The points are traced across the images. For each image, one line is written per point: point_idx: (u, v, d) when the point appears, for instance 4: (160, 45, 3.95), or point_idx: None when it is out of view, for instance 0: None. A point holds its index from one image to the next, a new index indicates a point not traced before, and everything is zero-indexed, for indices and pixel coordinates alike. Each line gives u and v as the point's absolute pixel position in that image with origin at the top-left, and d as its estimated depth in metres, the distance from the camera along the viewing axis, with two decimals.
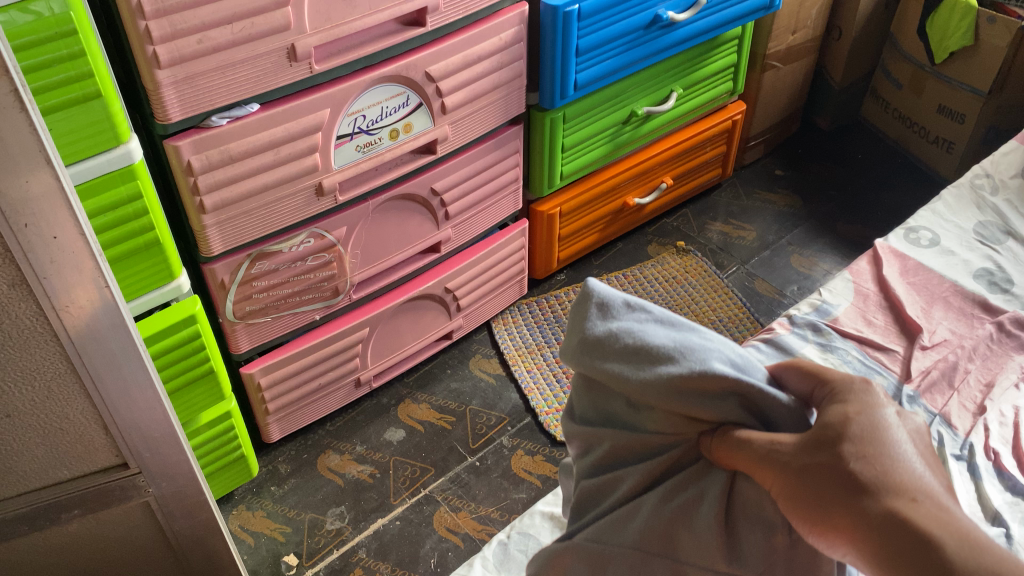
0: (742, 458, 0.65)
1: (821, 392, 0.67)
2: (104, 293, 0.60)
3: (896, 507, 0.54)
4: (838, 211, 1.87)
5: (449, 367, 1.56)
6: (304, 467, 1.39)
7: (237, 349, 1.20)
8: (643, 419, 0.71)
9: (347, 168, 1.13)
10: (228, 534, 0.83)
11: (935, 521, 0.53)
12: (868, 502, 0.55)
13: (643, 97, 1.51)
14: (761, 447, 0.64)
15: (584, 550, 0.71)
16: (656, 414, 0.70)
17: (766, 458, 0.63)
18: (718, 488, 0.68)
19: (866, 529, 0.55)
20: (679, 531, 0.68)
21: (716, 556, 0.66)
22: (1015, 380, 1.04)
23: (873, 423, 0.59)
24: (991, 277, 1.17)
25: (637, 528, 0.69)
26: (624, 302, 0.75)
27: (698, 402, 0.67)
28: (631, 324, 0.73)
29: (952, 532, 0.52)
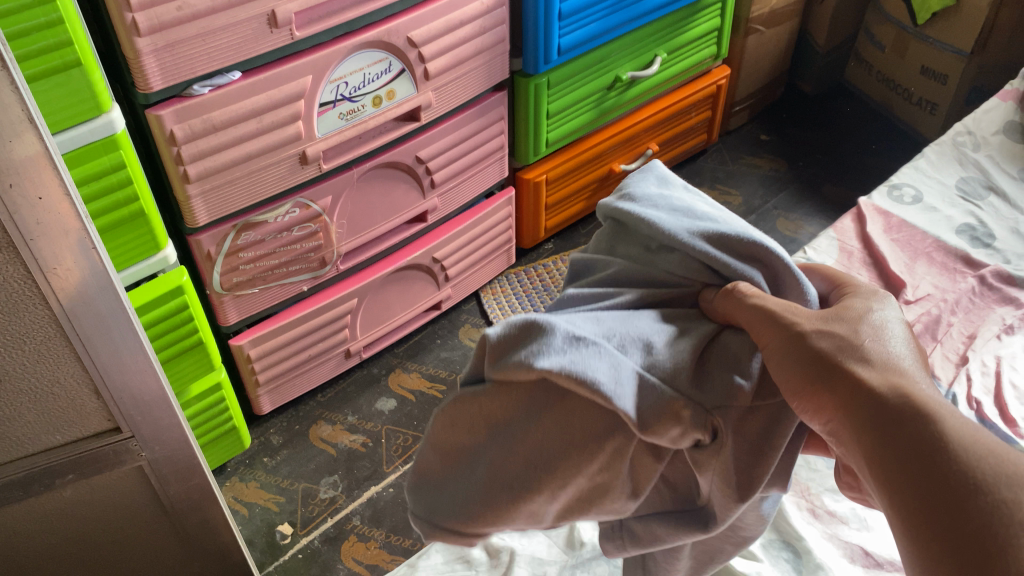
0: (746, 311, 0.61)
1: (840, 291, 0.66)
2: (92, 255, 0.59)
3: (898, 381, 0.52)
4: (823, 174, 1.88)
5: (439, 336, 1.56)
6: (296, 438, 1.39)
7: (225, 321, 1.20)
8: (659, 261, 0.69)
9: (331, 136, 1.13)
10: (221, 499, 0.84)
11: (934, 398, 0.51)
12: (868, 374, 0.53)
13: (627, 62, 1.51)
14: (774, 303, 0.60)
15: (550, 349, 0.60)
16: (675, 258, 0.68)
17: (775, 314, 0.60)
18: (703, 331, 0.64)
19: (862, 394, 0.52)
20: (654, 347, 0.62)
21: (684, 380, 0.60)
22: (997, 332, 1.06)
23: (887, 317, 0.58)
24: (973, 232, 1.19)
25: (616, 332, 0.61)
26: (680, 183, 0.75)
27: (721, 255, 0.65)
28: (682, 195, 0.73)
29: (949, 409, 0.50)
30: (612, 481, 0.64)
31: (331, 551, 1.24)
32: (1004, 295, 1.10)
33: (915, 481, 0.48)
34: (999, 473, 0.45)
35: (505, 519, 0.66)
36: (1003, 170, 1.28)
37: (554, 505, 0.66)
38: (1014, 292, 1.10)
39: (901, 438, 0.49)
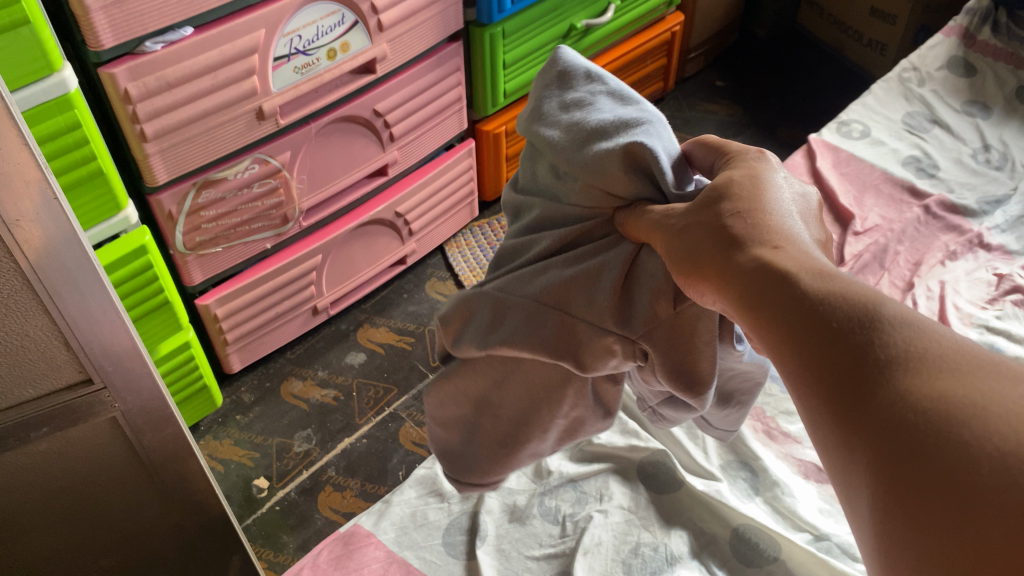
0: (644, 227, 0.61)
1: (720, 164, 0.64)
2: (54, 205, 0.58)
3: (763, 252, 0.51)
4: (778, 118, 1.91)
5: (406, 291, 1.58)
6: (268, 395, 1.41)
7: (190, 281, 1.21)
8: (567, 189, 0.67)
9: (286, 91, 1.13)
10: (198, 454, 0.85)
11: (796, 257, 0.49)
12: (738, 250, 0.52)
13: (582, 10, 1.51)
14: (655, 215, 0.60)
15: (491, 297, 0.68)
16: (578, 187, 0.66)
17: (659, 223, 0.59)
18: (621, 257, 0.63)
19: (734, 269, 0.51)
20: (576, 291, 0.64)
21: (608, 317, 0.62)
22: (941, 259, 1.11)
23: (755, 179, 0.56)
24: (918, 164, 1.23)
25: (541, 282, 0.66)
26: (585, 70, 0.69)
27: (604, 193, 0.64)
28: (586, 96, 0.67)
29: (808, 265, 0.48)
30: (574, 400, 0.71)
31: (308, 502, 1.26)
32: (949, 223, 1.15)
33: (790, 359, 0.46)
34: (862, 336, 0.43)
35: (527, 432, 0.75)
36: (947, 103, 1.32)
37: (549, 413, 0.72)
38: (957, 221, 1.15)
39: (774, 312, 0.47)
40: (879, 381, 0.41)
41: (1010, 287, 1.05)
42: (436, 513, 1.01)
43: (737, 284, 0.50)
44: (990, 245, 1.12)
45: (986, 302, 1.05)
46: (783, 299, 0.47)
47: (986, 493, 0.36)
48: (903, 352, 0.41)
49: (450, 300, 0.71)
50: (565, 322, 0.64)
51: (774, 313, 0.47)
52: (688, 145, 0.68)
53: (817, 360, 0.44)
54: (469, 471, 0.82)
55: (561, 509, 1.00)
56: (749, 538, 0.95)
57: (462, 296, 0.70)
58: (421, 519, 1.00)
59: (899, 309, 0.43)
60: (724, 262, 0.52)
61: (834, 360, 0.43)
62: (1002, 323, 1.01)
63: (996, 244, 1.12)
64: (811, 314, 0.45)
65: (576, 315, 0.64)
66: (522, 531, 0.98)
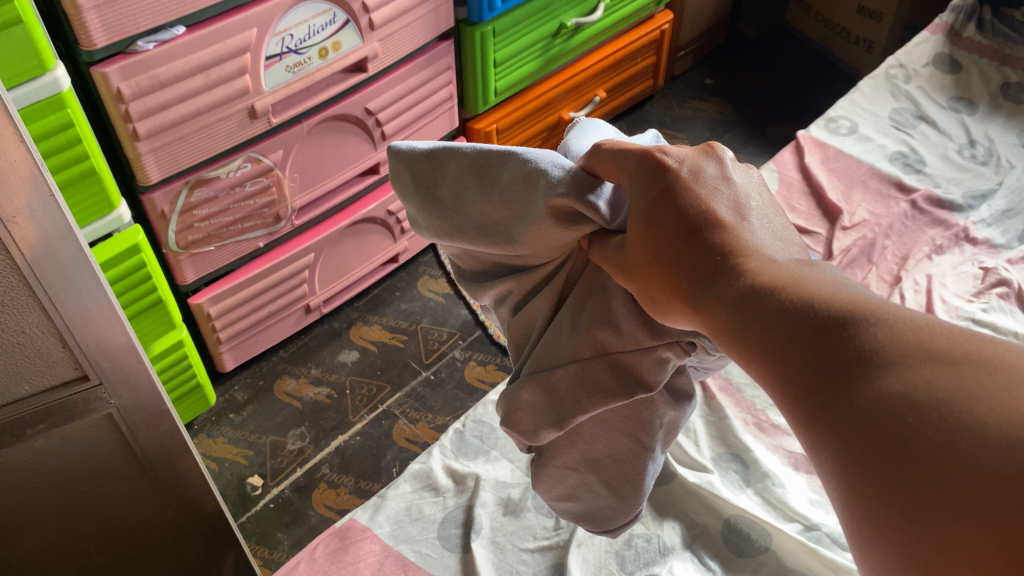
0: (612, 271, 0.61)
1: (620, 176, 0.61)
2: (51, 203, 0.59)
3: (721, 270, 0.51)
4: (766, 115, 1.92)
5: (398, 289, 1.58)
6: (261, 393, 1.41)
7: (183, 280, 1.21)
8: (527, 259, 0.69)
9: (278, 89, 1.14)
10: (194, 450, 0.85)
11: (751, 272, 0.50)
12: (700, 270, 0.53)
13: (572, 8, 1.52)
14: (616, 259, 0.60)
15: (535, 381, 0.69)
16: (536, 254, 0.68)
17: (624, 270, 0.59)
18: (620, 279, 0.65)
19: (703, 291, 0.52)
20: (597, 327, 0.66)
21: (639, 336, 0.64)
22: (928, 253, 1.12)
23: (674, 201, 0.55)
24: (905, 159, 1.25)
25: (568, 344, 0.67)
26: (434, 154, 0.68)
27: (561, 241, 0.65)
28: (456, 180, 0.67)
29: (764, 279, 0.49)
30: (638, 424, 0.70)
31: (302, 500, 1.27)
32: (935, 217, 1.17)
33: (767, 378, 0.47)
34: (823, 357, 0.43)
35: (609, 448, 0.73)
36: (933, 100, 1.33)
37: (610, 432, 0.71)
38: (943, 215, 1.17)
39: (742, 332, 0.48)
40: (838, 383, 0.42)
41: (995, 281, 1.07)
42: (431, 507, 1.01)
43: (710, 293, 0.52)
44: (976, 239, 1.14)
45: (972, 295, 1.07)
46: (749, 308, 0.48)
47: (939, 479, 0.37)
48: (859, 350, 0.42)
49: (502, 406, 0.73)
50: (613, 360, 0.66)
51: (740, 321, 0.48)
52: (584, 156, 0.64)
53: (783, 367, 0.45)
54: (609, 521, 0.80)
55: None
56: (740, 528, 0.96)
57: (509, 397, 0.71)
58: (416, 513, 1.01)
59: (853, 303, 0.44)
60: (694, 279, 0.53)
61: (799, 367, 0.44)
62: (988, 315, 1.02)
63: (981, 239, 1.14)
64: (774, 321, 0.46)
65: (618, 352, 0.65)
66: (517, 523, 0.99)
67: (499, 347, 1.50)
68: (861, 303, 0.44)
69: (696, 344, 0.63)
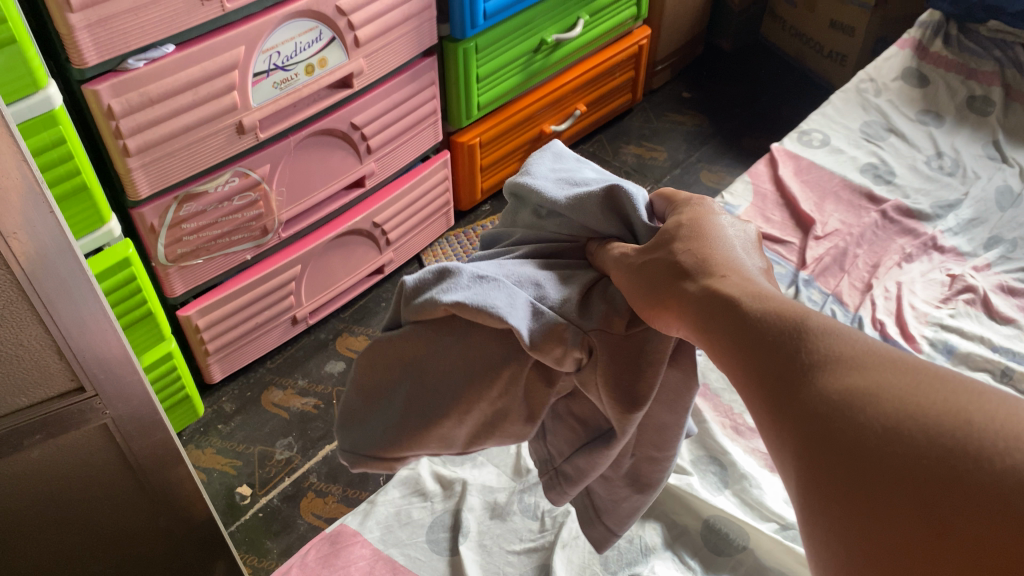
0: (606, 263, 0.67)
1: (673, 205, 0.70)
2: (49, 218, 0.61)
3: (710, 283, 0.56)
4: (742, 127, 1.96)
5: (384, 300, 1.61)
6: (249, 404, 1.43)
7: (172, 292, 1.23)
8: (547, 225, 0.74)
9: (265, 105, 1.16)
10: (186, 460, 0.87)
11: (737, 287, 0.54)
12: (687, 281, 0.58)
13: (552, 24, 1.55)
14: (616, 253, 0.66)
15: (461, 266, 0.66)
16: (560, 222, 0.73)
17: (616, 262, 0.65)
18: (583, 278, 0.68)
19: (688, 300, 0.56)
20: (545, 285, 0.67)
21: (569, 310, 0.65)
22: (898, 261, 1.16)
23: (700, 222, 0.63)
24: (876, 170, 1.29)
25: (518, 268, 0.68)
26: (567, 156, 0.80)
27: (581, 214, 0.71)
28: (566, 169, 0.78)
29: (748, 293, 0.53)
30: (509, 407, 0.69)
31: (291, 508, 1.29)
32: (905, 226, 1.21)
33: (737, 370, 0.50)
34: (795, 355, 0.47)
35: (418, 441, 0.71)
36: (902, 113, 1.37)
37: (462, 428, 0.71)
38: (913, 225, 1.21)
39: (722, 332, 0.52)
40: (803, 377, 0.45)
41: (962, 287, 1.11)
42: (419, 511, 1.04)
43: (694, 304, 0.56)
44: (943, 247, 1.18)
45: (940, 302, 1.11)
46: (727, 313, 0.52)
47: (884, 463, 0.40)
48: (822, 351, 0.46)
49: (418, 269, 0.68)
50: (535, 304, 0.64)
51: (722, 325, 0.52)
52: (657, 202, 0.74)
53: (748, 362, 0.49)
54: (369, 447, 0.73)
55: (540, 505, 1.03)
56: (719, 528, 0.99)
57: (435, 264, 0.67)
58: (405, 518, 1.03)
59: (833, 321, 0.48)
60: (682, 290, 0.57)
61: (773, 360, 0.47)
62: (955, 321, 1.07)
63: (949, 247, 1.18)
64: (748, 323, 0.50)
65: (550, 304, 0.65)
66: (503, 527, 1.01)
67: None
68: (840, 323, 0.48)
69: (592, 355, 0.64)
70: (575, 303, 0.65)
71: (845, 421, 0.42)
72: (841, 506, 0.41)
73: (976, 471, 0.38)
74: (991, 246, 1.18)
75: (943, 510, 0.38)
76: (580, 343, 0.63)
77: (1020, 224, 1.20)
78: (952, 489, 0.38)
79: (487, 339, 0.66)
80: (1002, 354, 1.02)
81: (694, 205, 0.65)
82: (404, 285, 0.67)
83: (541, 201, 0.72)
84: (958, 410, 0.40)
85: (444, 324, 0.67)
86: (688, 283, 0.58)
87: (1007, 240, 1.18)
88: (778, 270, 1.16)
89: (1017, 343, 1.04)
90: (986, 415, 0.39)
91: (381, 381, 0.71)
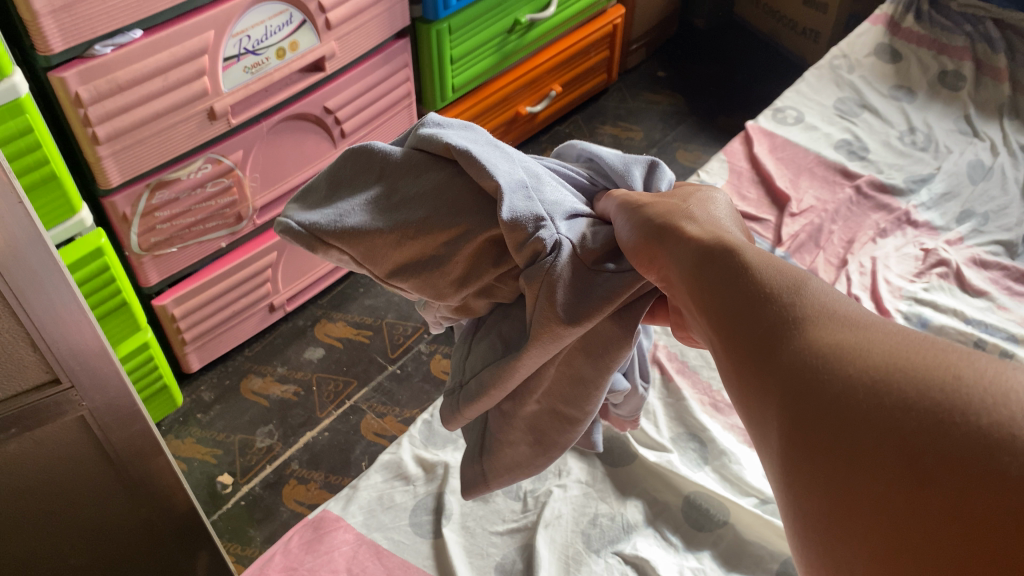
0: (606, 204, 0.68)
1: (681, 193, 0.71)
2: (19, 209, 0.60)
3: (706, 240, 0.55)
4: (716, 113, 1.95)
5: (362, 286, 1.60)
6: (228, 393, 1.42)
7: (146, 281, 1.22)
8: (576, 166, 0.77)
9: (237, 90, 1.15)
10: (168, 451, 0.86)
11: (734, 244, 0.53)
12: (682, 233, 0.58)
13: (526, 5, 1.54)
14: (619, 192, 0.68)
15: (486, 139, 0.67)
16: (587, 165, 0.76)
17: (619, 199, 0.66)
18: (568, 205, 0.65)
19: (682, 256, 0.55)
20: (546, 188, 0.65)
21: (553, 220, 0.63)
22: (872, 236, 1.17)
23: (710, 197, 0.65)
24: (850, 147, 1.29)
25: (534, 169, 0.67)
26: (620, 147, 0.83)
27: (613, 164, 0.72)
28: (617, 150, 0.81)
29: (745, 250, 0.52)
30: (448, 260, 0.64)
31: (273, 496, 1.28)
32: (879, 201, 1.22)
33: (724, 323, 0.48)
34: (786, 307, 0.46)
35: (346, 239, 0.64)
36: (876, 88, 1.38)
37: (393, 253, 0.64)
38: (887, 200, 1.22)
39: (715, 283, 0.51)
40: (793, 330, 0.44)
41: (936, 260, 1.12)
42: (402, 495, 1.04)
43: (685, 268, 0.54)
44: (916, 222, 1.19)
45: (913, 276, 1.12)
46: (720, 275, 0.51)
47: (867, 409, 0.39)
48: (815, 311, 0.45)
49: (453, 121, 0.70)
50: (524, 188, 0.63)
51: (713, 281, 0.51)
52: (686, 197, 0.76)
53: (737, 320, 0.47)
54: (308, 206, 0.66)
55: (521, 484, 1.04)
56: (699, 504, 1.00)
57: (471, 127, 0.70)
58: (388, 502, 1.03)
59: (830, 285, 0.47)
60: (675, 248, 0.57)
61: (763, 313, 0.46)
62: (929, 294, 1.08)
63: (922, 221, 1.19)
64: (738, 281, 0.49)
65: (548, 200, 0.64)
66: (486, 507, 1.02)
67: None
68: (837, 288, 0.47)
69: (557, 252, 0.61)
70: (558, 212, 0.63)
71: (831, 374, 0.41)
72: (822, 459, 0.39)
73: (961, 421, 0.36)
74: (963, 220, 1.19)
75: (924, 462, 0.36)
76: (543, 235, 0.60)
77: (992, 197, 1.21)
78: (934, 440, 0.36)
79: (465, 188, 0.64)
80: (975, 326, 1.04)
81: (706, 187, 0.67)
82: (426, 119, 0.69)
83: (578, 147, 0.75)
84: (948, 365, 0.38)
85: (440, 156, 0.66)
86: (681, 248, 0.56)
87: (979, 214, 1.19)
88: None
89: (990, 315, 1.05)
90: (975, 371, 0.37)
91: (358, 176, 0.67)
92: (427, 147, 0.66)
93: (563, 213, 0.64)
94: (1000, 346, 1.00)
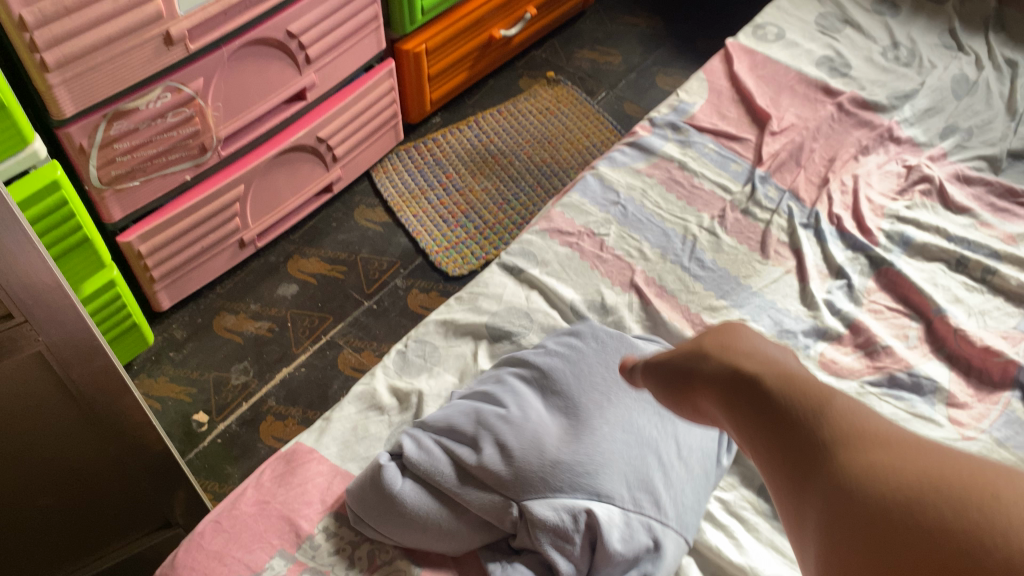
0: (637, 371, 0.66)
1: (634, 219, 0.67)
2: None
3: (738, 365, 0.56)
4: (699, 29, 1.95)
5: (335, 220, 1.57)
6: (200, 331, 1.39)
7: (110, 217, 1.18)
8: None
9: (194, 13, 1.09)
10: (138, 392, 0.80)
11: (765, 365, 0.54)
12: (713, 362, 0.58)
13: None
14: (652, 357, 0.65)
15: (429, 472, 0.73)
16: None
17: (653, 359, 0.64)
18: None
19: (716, 396, 0.56)
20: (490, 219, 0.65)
21: None
22: (854, 154, 1.14)
23: None
24: (832, 63, 1.26)
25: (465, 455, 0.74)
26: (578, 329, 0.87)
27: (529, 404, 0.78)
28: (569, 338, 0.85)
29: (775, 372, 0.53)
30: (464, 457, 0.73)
31: (250, 433, 1.27)
32: (861, 118, 1.19)
33: (767, 459, 0.50)
34: (817, 434, 0.48)
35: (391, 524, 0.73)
36: (858, 3, 1.35)
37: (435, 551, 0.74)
38: (869, 116, 1.19)
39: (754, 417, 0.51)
40: (823, 461, 0.47)
41: (919, 178, 1.10)
42: None
43: (721, 397, 0.55)
44: (899, 138, 1.17)
45: (896, 194, 1.10)
46: (751, 402, 0.52)
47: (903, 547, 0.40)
48: (838, 434, 0.47)
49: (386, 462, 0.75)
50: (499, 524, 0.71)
51: (751, 413, 0.52)
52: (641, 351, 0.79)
53: (772, 451, 0.50)
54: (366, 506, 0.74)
55: None
56: None
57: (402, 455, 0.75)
58: None
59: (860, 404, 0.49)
60: (708, 377, 0.57)
61: (795, 448, 0.48)
62: (911, 212, 1.06)
63: (905, 137, 1.17)
64: (770, 402, 0.51)
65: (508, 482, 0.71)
66: None
67: (441, 274, 1.49)
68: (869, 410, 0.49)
69: None
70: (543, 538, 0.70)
71: (863, 507, 0.43)
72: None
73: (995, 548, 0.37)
74: (946, 135, 1.17)
75: None
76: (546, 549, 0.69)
77: (976, 112, 1.19)
78: (970, 552, 0.37)
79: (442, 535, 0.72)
80: (957, 243, 1.02)
81: None
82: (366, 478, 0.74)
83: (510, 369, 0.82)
84: (985, 486, 0.40)
85: (395, 505, 0.72)
86: (712, 373, 0.57)
87: (962, 129, 1.17)
88: (734, 168, 1.14)
89: (972, 232, 1.04)
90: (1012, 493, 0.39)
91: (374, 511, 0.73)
92: (379, 511, 0.73)
93: (546, 500, 0.70)
94: (983, 263, 0.99)
